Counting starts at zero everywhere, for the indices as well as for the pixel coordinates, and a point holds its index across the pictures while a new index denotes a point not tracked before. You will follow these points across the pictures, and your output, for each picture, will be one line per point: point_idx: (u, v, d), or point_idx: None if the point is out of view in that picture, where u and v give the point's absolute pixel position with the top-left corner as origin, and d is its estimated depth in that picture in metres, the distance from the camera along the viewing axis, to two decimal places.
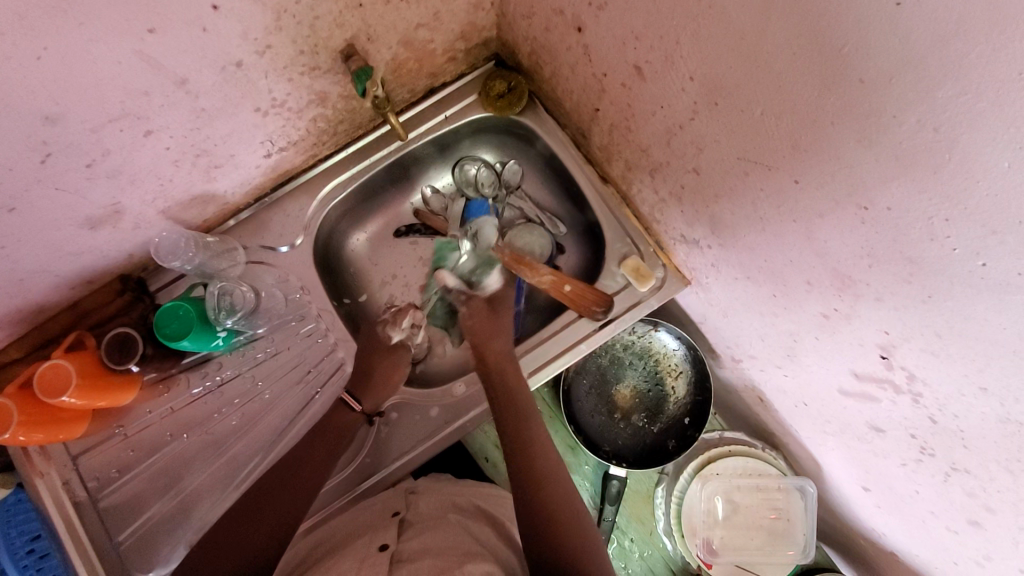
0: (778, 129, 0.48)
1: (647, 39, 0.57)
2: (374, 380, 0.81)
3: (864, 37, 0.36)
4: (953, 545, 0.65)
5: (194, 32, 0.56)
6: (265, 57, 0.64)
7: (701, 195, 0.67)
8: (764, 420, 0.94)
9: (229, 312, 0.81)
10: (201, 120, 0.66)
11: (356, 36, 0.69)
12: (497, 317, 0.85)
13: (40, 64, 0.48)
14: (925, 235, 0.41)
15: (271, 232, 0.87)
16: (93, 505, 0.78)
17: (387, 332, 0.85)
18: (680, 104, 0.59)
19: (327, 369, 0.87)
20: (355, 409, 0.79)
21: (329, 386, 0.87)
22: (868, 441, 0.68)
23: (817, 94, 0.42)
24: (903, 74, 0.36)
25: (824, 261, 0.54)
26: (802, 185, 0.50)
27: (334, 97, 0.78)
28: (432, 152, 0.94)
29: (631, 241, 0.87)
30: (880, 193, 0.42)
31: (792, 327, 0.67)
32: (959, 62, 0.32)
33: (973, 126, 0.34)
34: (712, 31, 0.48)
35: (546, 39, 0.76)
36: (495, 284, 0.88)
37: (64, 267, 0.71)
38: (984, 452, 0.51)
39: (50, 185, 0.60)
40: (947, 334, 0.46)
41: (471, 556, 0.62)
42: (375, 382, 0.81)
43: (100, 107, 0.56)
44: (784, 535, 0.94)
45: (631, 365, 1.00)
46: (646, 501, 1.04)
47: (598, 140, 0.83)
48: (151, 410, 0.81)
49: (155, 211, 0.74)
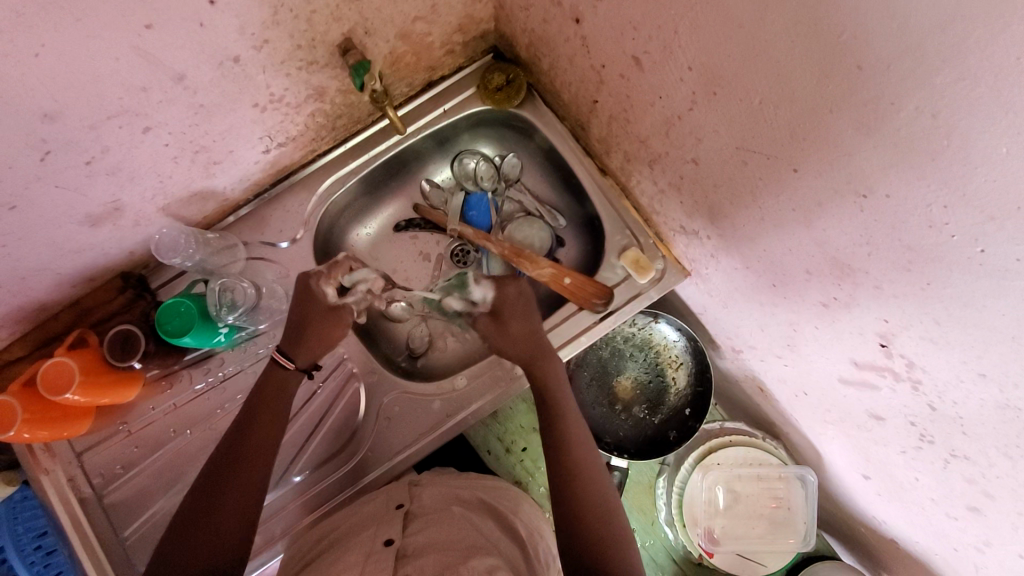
0: (777, 118, 0.48)
1: (645, 29, 0.57)
2: (308, 338, 0.77)
3: (861, 24, 0.36)
4: (952, 531, 0.65)
5: (191, 27, 0.55)
6: (262, 52, 0.64)
7: (700, 186, 0.67)
8: (765, 410, 0.94)
9: (231, 307, 0.80)
10: (199, 116, 0.66)
11: (353, 29, 0.69)
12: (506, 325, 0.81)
13: (37, 61, 0.48)
14: (925, 222, 0.41)
15: (271, 228, 0.87)
16: (98, 501, 0.79)
17: (320, 287, 0.79)
18: (678, 95, 0.59)
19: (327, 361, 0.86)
20: (288, 368, 0.76)
21: (330, 379, 0.86)
22: (868, 429, 0.69)
23: (815, 81, 0.42)
24: (902, 61, 0.36)
25: (823, 250, 0.54)
26: (800, 173, 0.50)
27: (332, 92, 0.78)
28: (431, 145, 0.94)
29: (631, 233, 0.87)
30: (880, 180, 0.42)
31: (792, 316, 0.68)
32: (958, 47, 0.32)
33: (972, 111, 0.34)
34: (711, 20, 0.48)
35: (545, 31, 0.76)
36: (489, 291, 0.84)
37: (65, 265, 0.71)
38: (982, 438, 0.51)
39: (50, 182, 0.60)
40: (946, 321, 0.46)
41: (475, 551, 0.64)
42: (309, 339, 0.77)
43: (98, 104, 0.56)
44: (785, 524, 0.94)
45: (632, 357, 1.00)
46: (648, 491, 1.06)
47: (597, 132, 0.83)
48: (154, 406, 0.82)
49: (154, 207, 0.74)
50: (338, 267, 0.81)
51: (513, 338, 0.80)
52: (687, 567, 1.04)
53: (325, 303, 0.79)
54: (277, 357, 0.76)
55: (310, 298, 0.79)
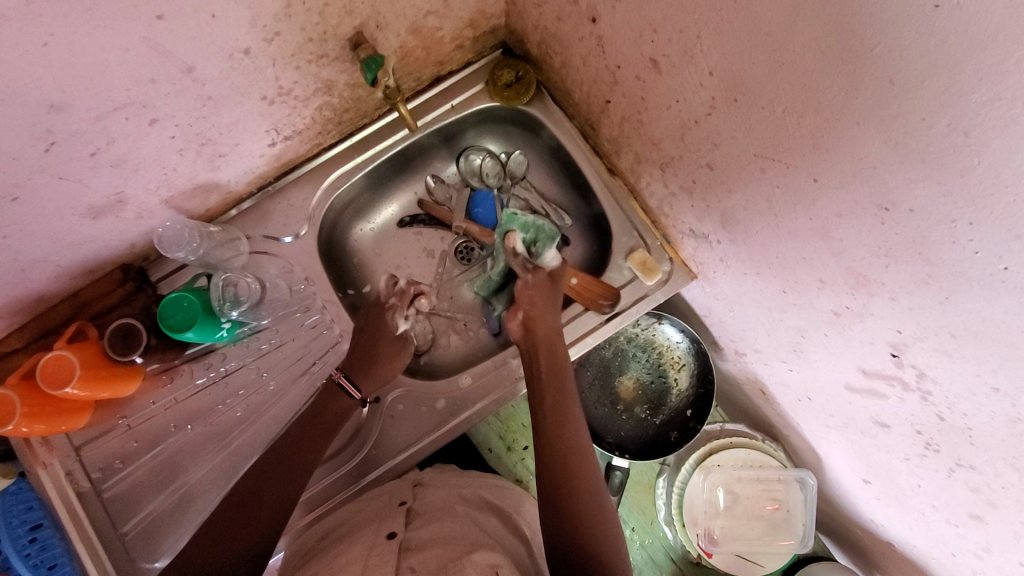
0: (799, 127, 0.48)
1: (666, 32, 0.57)
2: (377, 366, 0.80)
3: (897, 39, 0.36)
4: (952, 537, 0.66)
5: (203, 17, 0.54)
6: (273, 45, 0.63)
7: (714, 190, 0.66)
8: (767, 413, 0.95)
9: (234, 303, 0.80)
10: (207, 108, 0.65)
11: (365, 23, 0.68)
12: (556, 292, 0.81)
13: (46, 51, 0.47)
14: (948, 237, 0.41)
15: (274, 222, 0.86)
16: (96, 496, 0.78)
17: (394, 318, 0.84)
18: (697, 100, 0.58)
19: (322, 346, 0.86)
20: (355, 396, 0.79)
21: (327, 359, 0.86)
22: (872, 436, 0.69)
23: (844, 92, 0.42)
24: (936, 77, 0.35)
25: (839, 260, 0.54)
26: (821, 184, 0.50)
27: (341, 86, 0.76)
28: (437, 141, 0.93)
29: (638, 235, 0.87)
30: (902, 194, 0.42)
31: (801, 322, 0.68)
32: (995, 67, 0.32)
33: (1006, 132, 0.33)
34: (736, 26, 0.48)
35: (558, 29, 0.75)
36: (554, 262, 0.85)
37: (65, 257, 0.70)
38: (991, 450, 0.51)
39: (54, 174, 0.58)
40: (962, 334, 0.46)
41: (478, 546, 0.63)
42: (376, 368, 0.80)
43: (105, 95, 0.54)
44: (783, 525, 0.95)
45: (635, 357, 1.00)
46: (647, 490, 1.07)
47: (607, 132, 0.82)
48: (154, 400, 0.81)
49: (158, 200, 0.73)
50: (409, 295, 0.86)
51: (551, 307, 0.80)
52: (685, 566, 1.05)
53: (393, 332, 0.83)
54: (341, 382, 0.78)
55: (378, 327, 0.83)
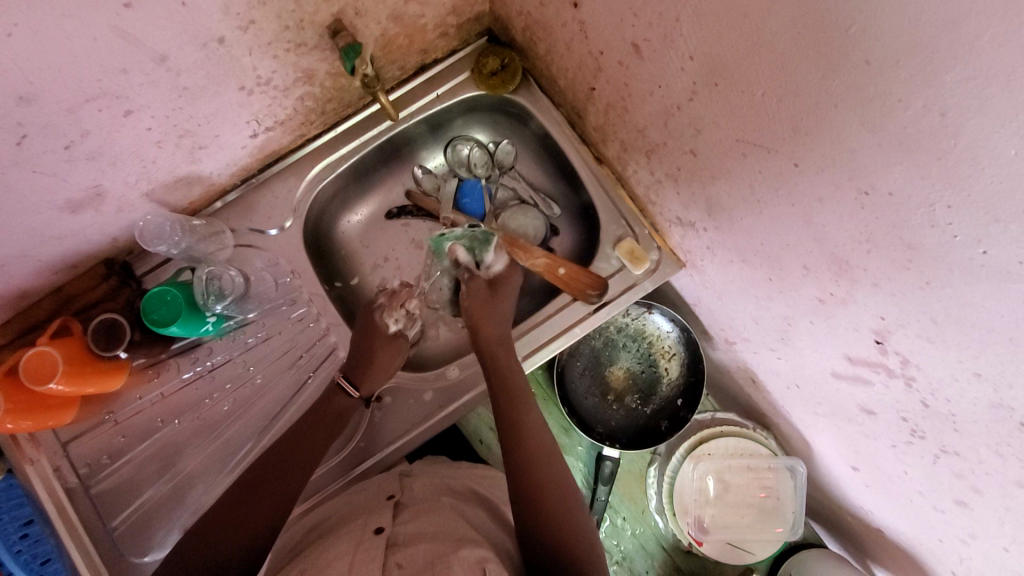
0: (778, 111, 0.47)
1: (646, 16, 0.56)
2: (373, 367, 0.81)
3: (872, 16, 0.35)
4: (939, 523, 0.66)
5: (172, 6, 0.53)
6: (248, 33, 0.62)
7: (698, 177, 0.66)
8: (757, 401, 0.95)
9: (218, 296, 0.81)
10: (182, 99, 0.64)
11: (343, 10, 0.67)
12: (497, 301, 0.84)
13: (9, 41, 0.46)
14: (927, 221, 0.41)
15: (258, 215, 0.85)
16: (85, 492, 0.77)
17: (383, 319, 0.85)
18: (678, 85, 0.58)
19: (320, 354, 0.86)
20: (351, 395, 0.79)
21: (322, 370, 0.85)
22: (859, 423, 0.68)
23: (822, 75, 0.41)
24: (911, 57, 0.35)
25: (822, 246, 0.53)
26: (802, 169, 0.49)
27: (322, 75, 0.75)
28: (423, 131, 0.92)
29: (627, 224, 0.86)
30: (881, 178, 0.42)
31: (787, 310, 0.67)
32: (969, 45, 0.31)
33: (981, 112, 0.33)
34: (714, 8, 0.47)
35: (541, 14, 0.74)
36: (496, 265, 0.86)
37: (46, 251, 0.69)
38: (975, 436, 0.51)
39: (27, 167, 0.58)
40: (944, 321, 0.45)
41: (466, 541, 0.62)
42: (374, 368, 0.81)
43: (75, 87, 0.54)
44: (773, 512, 0.96)
45: (625, 347, 1.00)
46: (639, 480, 1.07)
47: (594, 120, 0.81)
48: (141, 395, 0.80)
49: (138, 192, 0.72)
50: (398, 296, 0.88)
51: (485, 327, 0.81)
52: (676, 554, 1.05)
53: (386, 331, 0.84)
54: (340, 382, 0.79)
55: (373, 327, 0.84)
